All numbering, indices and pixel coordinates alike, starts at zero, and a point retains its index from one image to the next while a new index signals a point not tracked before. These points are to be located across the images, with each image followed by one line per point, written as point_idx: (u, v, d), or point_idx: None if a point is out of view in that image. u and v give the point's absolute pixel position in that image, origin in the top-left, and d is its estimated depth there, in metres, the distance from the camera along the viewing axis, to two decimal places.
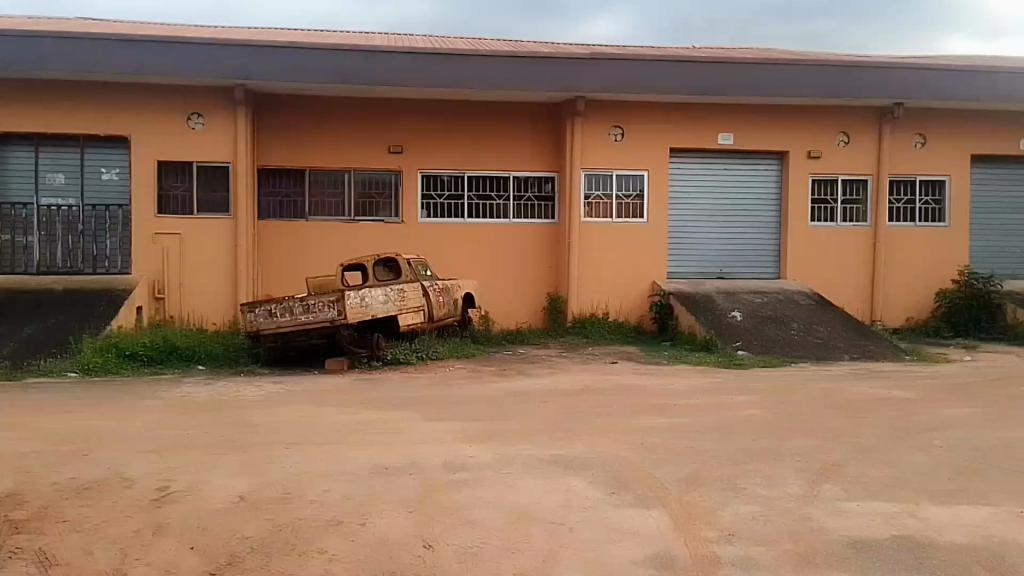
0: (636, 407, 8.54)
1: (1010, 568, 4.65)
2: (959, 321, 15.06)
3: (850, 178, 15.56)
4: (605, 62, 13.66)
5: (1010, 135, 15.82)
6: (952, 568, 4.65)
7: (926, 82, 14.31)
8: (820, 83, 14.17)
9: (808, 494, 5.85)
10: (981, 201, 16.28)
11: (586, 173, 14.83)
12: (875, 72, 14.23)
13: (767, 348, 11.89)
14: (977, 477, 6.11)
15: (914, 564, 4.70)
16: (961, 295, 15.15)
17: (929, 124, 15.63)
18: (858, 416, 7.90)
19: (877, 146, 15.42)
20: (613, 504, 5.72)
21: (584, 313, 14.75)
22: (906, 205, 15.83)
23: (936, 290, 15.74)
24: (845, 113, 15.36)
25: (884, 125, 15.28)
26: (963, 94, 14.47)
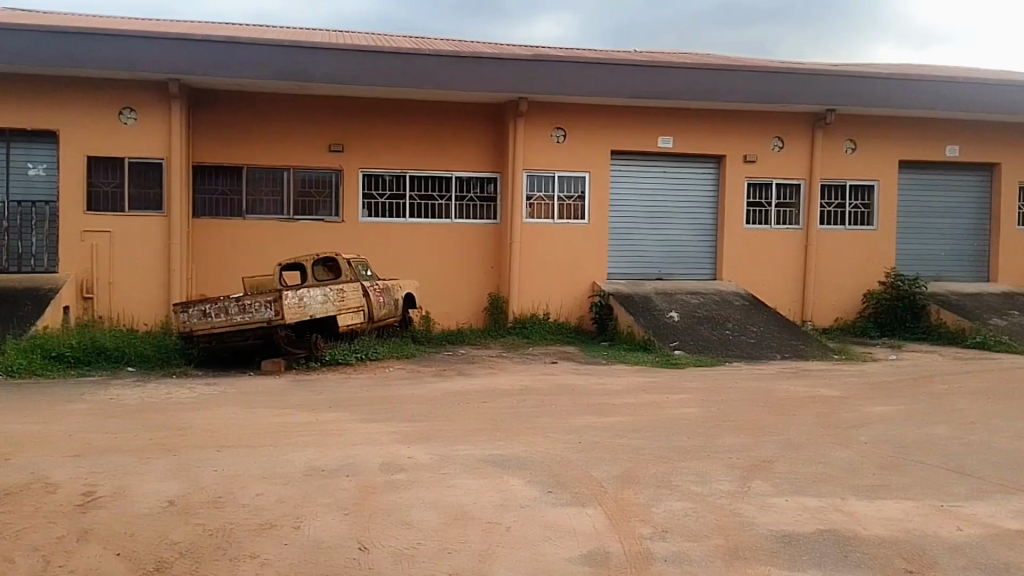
0: (572, 407, 8.60)
1: (931, 559, 4.78)
2: (885, 322, 15.44)
3: (784, 181, 15.86)
4: (546, 63, 13.72)
5: (939, 141, 16.30)
6: (876, 560, 4.77)
7: (858, 88, 14.67)
8: (757, 88, 14.43)
9: (739, 490, 5.96)
10: (911, 205, 16.74)
11: (528, 174, 14.89)
12: (811, 78, 14.54)
13: (702, 348, 12.05)
14: (900, 472, 6.28)
15: (840, 557, 4.81)
16: (888, 296, 15.53)
17: (864, 129, 16.01)
18: (788, 414, 8.06)
19: (811, 150, 15.75)
20: (548, 503, 5.77)
21: (524, 313, 14.82)
22: (840, 208, 16.19)
23: (865, 291, 16.12)
24: (783, 117, 15.66)
25: (818, 130, 15.63)
26: (896, 101, 14.86)
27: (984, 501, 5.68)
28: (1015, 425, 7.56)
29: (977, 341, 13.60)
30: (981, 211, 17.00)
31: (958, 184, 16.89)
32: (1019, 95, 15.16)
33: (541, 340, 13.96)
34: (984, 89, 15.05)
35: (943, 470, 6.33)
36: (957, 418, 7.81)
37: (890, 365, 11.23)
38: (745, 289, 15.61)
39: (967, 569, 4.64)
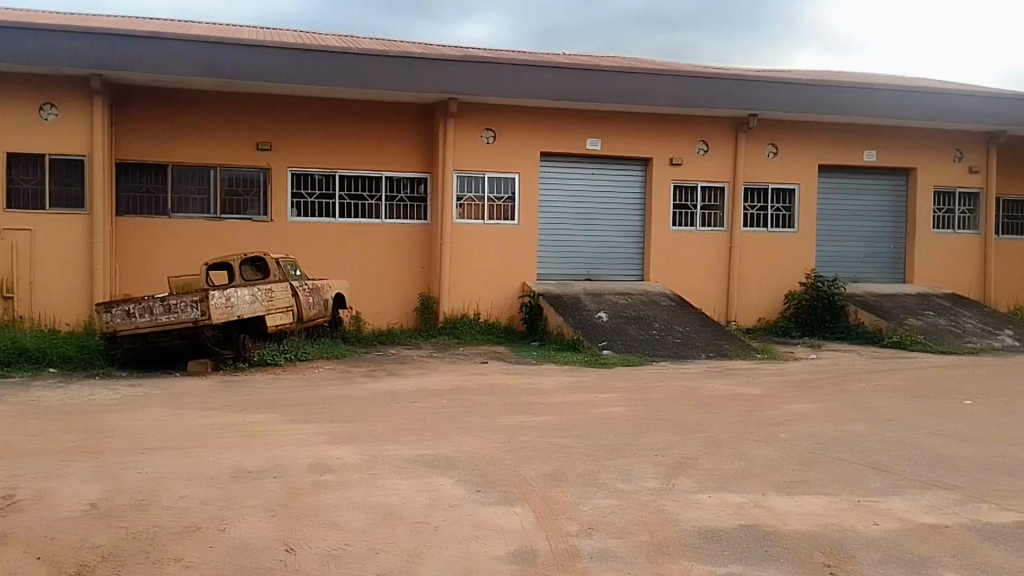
0: (502, 407, 8.64)
1: (848, 554, 4.93)
2: (806, 321, 15.84)
3: (709, 185, 16.17)
4: (476, 65, 13.75)
5: (858, 147, 16.82)
6: (794, 555, 4.90)
7: (780, 95, 15.05)
8: (682, 92, 14.71)
9: (664, 487, 6.07)
10: (831, 208, 17.22)
11: (458, 174, 14.91)
12: (736, 82, 14.85)
13: (630, 348, 12.21)
14: (817, 468, 6.45)
15: (760, 552, 4.93)
16: (809, 296, 15.94)
17: (788, 134, 16.42)
18: (712, 412, 8.23)
19: (733, 156, 16.08)
20: (476, 502, 5.79)
21: (454, 313, 14.82)
22: (763, 210, 16.56)
23: (787, 291, 16.51)
24: (709, 122, 15.97)
25: (741, 135, 15.96)
26: (817, 105, 15.27)
27: (898, 496, 5.88)
28: (926, 423, 7.83)
29: (894, 340, 14.05)
30: (897, 215, 17.58)
31: (876, 188, 17.42)
32: (934, 103, 15.70)
33: (471, 341, 13.99)
34: (901, 97, 15.56)
35: (859, 466, 6.53)
36: (872, 416, 8.07)
37: (810, 364, 11.54)
38: (673, 290, 15.88)
39: (882, 563, 4.78)
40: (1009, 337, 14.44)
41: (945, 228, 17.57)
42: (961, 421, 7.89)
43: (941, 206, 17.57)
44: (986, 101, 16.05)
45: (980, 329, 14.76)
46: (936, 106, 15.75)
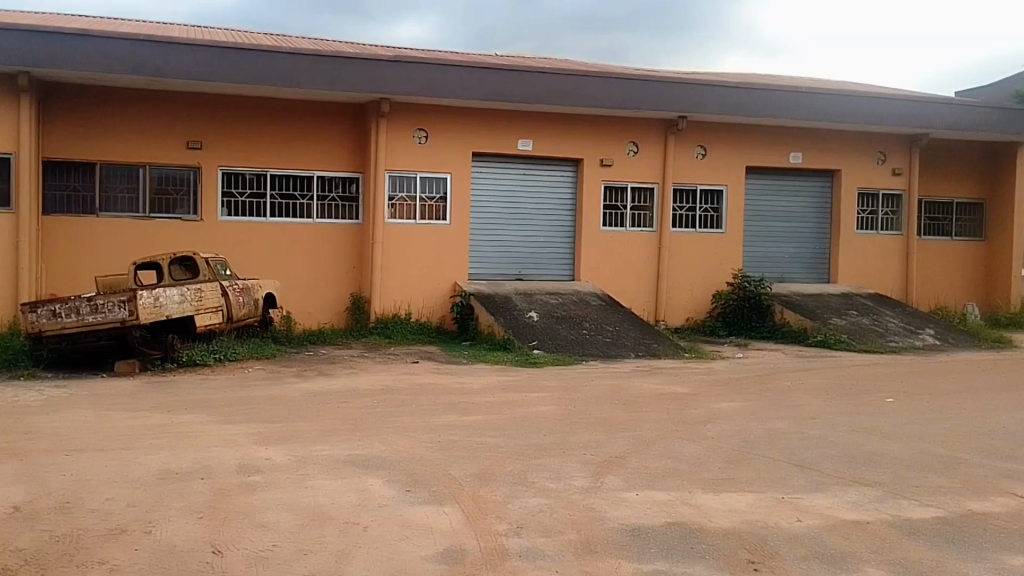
0: (434, 407, 8.62)
1: (771, 549, 4.80)
2: (733, 321, 16.08)
3: (639, 185, 16.35)
4: (411, 65, 13.74)
5: (784, 149, 17.16)
6: (718, 551, 4.78)
7: (707, 99, 15.35)
8: (615, 95, 14.90)
9: (593, 485, 6.08)
10: (757, 210, 17.58)
11: (390, 174, 14.86)
12: (667, 86, 15.09)
13: (560, 347, 12.27)
14: (741, 464, 6.53)
15: (685, 550, 4.82)
16: (736, 296, 16.19)
17: (718, 137, 16.70)
18: (640, 410, 8.32)
19: (662, 157, 16.28)
20: (405, 502, 5.76)
21: (386, 313, 14.77)
22: (691, 211, 16.80)
23: (714, 291, 16.76)
24: (640, 124, 16.14)
25: (670, 137, 16.16)
26: (745, 109, 15.61)
27: (822, 492, 5.81)
28: (847, 420, 8.00)
29: (819, 339, 14.35)
30: (822, 216, 17.98)
31: (802, 190, 17.80)
32: (857, 107, 16.16)
33: (403, 341, 13.93)
34: (827, 101, 15.94)
35: (781, 461, 6.61)
36: (796, 414, 8.21)
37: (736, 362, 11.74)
38: (604, 290, 16.02)
39: (804, 558, 4.65)
40: (930, 336, 14.87)
41: (869, 229, 17.98)
42: (881, 418, 8.05)
43: (867, 207, 17.97)
44: (907, 106, 16.55)
45: (902, 329, 15.13)
46: (860, 111, 16.21)
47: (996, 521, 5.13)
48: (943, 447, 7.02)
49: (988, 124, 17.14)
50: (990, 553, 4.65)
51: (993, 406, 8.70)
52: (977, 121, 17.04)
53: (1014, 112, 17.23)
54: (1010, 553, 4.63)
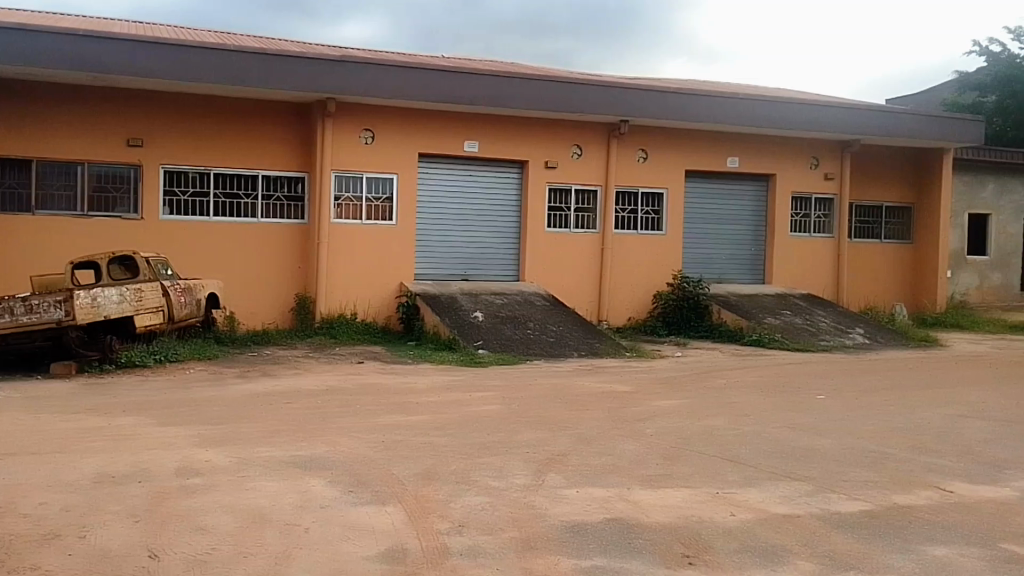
0: (378, 407, 8.64)
1: (706, 543, 4.90)
2: (672, 321, 16.37)
3: (582, 188, 16.54)
4: (356, 65, 13.72)
5: (722, 153, 17.53)
6: (653, 546, 4.88)
7: (648, 103, 15.63)
8: (558, 98, 15.08)
9: (535, 483, 6.16)
10: (696, 212, 17.92)
11: (336, 174, 14.80)
12: (608, 90, 15.34)
13: (504, 347, 12.36)
14: (679, 461, 6.68)
15: (623, 545, 4.90)
16: (676, 296, 16.48)
17: (658, 141, 16.99)
18: (582, 409, 8.45)
19: (604, 159, 16.51)
20: (348, 502, 5.76)
21: (331, 313, 14.71)
22: (633, 213, 17.05)
23: (655, 291, 17.03)
24: (582, 127, 16.34)
25: (612, 141, 16.41)
26: (685, 114, 15.95)
27: (755, 487, 5.99)
28: (781, 417, 8.23)
29: (754, 338, 14.71)
30: (759, 219, 18.38)
31: (739, 194, 18.19)
32: (791, 113, 16.59)
33: (348, 341, 13.90)
34: (763, 107, 16.38)
35: (718, 458, 6.77)
36: (732, 411, 8.42)
37: (675, 361, 11.96)
38: (548, 290, 16.18)
39: (738, 552, 4.75)
40: (860, 336, 15.32)
41: (803, 231, 18.47)
42: (814, 415, 8.31)
43: (801, 211, 18.45)
44: (839, 111, 16.99)
45: (833, 328, 15.57)
46: (794, 116, 16.64)
47: (920, 514, 5.33)
48: (872, 442, 7.28)
49: (915, 131, 17.74)
50: (913, 544, 4.80)
51: (919, 403, 9.03)
52: (905, 128, 17.62)
53: (939, 119, 17.85)
54: (931, 544, 4.80)
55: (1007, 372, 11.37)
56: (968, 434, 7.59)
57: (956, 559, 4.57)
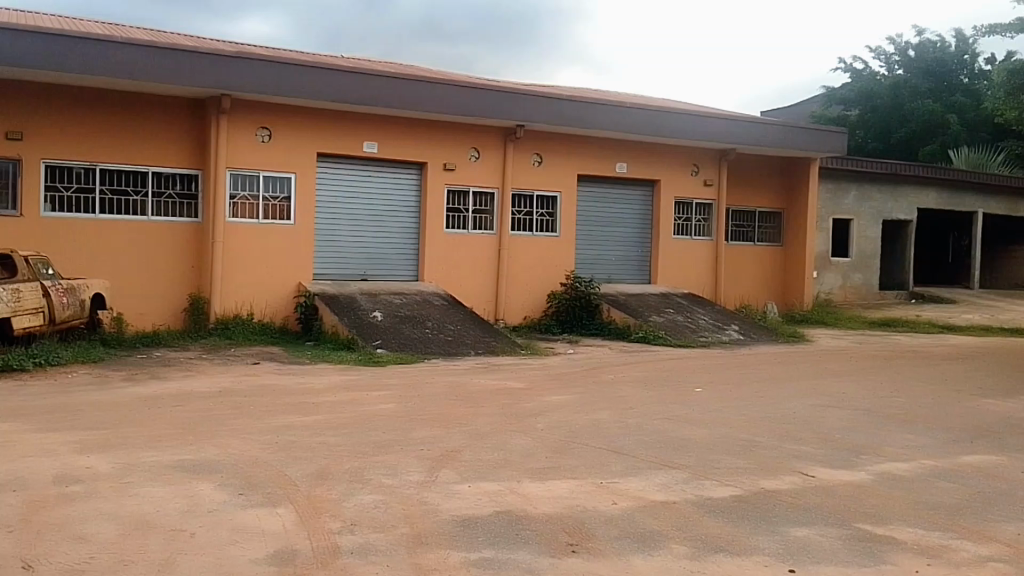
0: (272, 407, 8.60)
1: (589, 532, 5.10)
2: (565, 320, 16.70)
3: (480, 189, 16.75)
4: (251, 62, 13.56)
5: (614, 158, 18.04)
6: (541, 537, 5.02)
7: (542, 107, 16.01)
8: (454, 101, 15.31)
9: (427, 479, 6.25)
10: (587, 215, 18.31)
11: (232, 172, 14.54)
12: (505, 95, 15.64)
13: (403, 345, 12.45)
14: (568, 454, 6.88)
15: (509, 537, 5.04)
16: (570, 296, 16.84)
17: (552, 145, 17.33)
18: (475, 406, 8.61)
19: (502, 162, 16.77)
20: (235, 507, 5.66)
21: (226, 313, 14.45)
22: (529, 215, 17.34)
23: (550, 291, 17.35)
24: (479, 131, 16.54)
25: (509, 144, 16.69)
26: (577, 122, 16.45)
27: (637, 476, 6.24)
28: (663, 409, 8.58)
29: (641, 335, 15.19)
30: (647, 222, 18.96)
31: (627, 198, 18.69)
32: (672, 122, 17.32)
33: (243, 341, 13.69)
34: (648, 115, 17.04)
35: (604, 450, 7.00)
36: (618, 405, 8.72)
37: (567, 358, 12.32)
38: (446, 291, 16.28)
39: (620, 540, 4.95)
40: (735, 332, 15.98)
41: (684, 234, 19.17)
42: (693, 407, 8.68)
43: (684, 215, 19.17)
44: (718, 123, 17.86)
45: (712, 325, 16.21)
46: (676, 126, 17.33)
47: (784, 497, 5.69)
48: (744, 431, 7.67)
49: (784, 141, 18.70)
50: (780, 527, 5.10)
51: (786, 394, 9.56)
52: (774, 138, 18.53)
53: (807, 129, 18.84)
54: (795, 526, 5.12)
55: (863, 364, 12.17)
56: (828, 422, 8.09)
57: (817, 539, 4.90)
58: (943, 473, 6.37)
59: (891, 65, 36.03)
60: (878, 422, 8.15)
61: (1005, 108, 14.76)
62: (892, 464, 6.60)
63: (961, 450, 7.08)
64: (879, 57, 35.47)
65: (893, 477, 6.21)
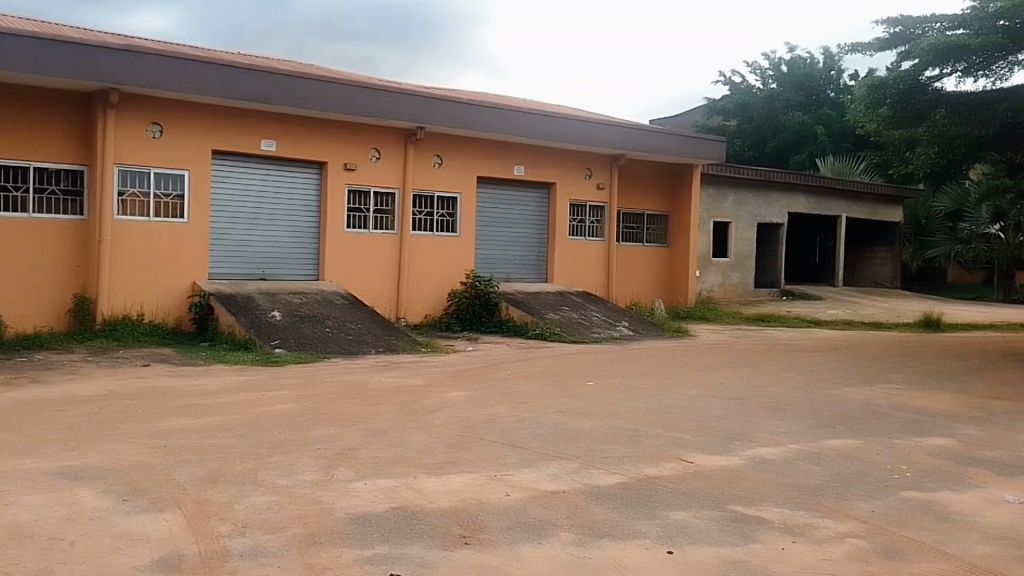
0: (163, 410, 8.45)
1: (482, 524, 5.26)
2: (465, 318, 16.89)
3: (381, 190, 16.77)
4: (142, 56, 13.22)
5: (512, 160, 18.32)
6: (434, 532, 5.14)
7: (440, 110, 16.18)
8: (353, 101, 15.30)
9: (323, 478, 6.30)
10: (486, 216, 18.49)
11: (121, 169, 14.12)
12: (403, 97, 15.73)
13: (301, 345, 12.38)
14: (464, 449, 7.04)
15: (401, 533, 5.14)
16: (469, 294, 17.03)
17: (450, 146, 17.46)
18: (373, 405, 8.67)
19: (403, 163, 16.82)
20: (121, 512, 5.55)
21: (114, 314, 14.03)
22: (429, 215, 17.43)
23: (450, 291, 17.49)
24: (378, 131, 16.55)
25: (410, 145, 16.77)
26: (475, 125, 16.69)
27: (529, 468, 6.46)
28: (556, 403, 8.84)
29: (537, 332, 15.50)
30: (543, 223, 19.30)
31: (524, 199, 18.98)
32: (568, 128, 17.80)
33: (133, 343, 13.33)
34: (544, 120, 17.48)
35: (499, 444, 7.20)
36: (514, 400, 8.93)
37: (464, 355, 12.51)
38: (346, 290, 16.22)
39: (511, 530, 5.13)
40: (626, 328, 16.47)
41: (578, 235, 19.64)
42: (585, 400, 8.99)
43: (578, 216, 19.64)
44: (612, 130, 18.46)
45: (604, 321, 16.67)
46: (570, 131, 17.84)
47: (666, 483, 5.99)
48: (630, 422, 8.00)
49: (672, 149, 19.45)
50: (659, 511, 5.39)
51: (669, 386, 9.99)
52: (664, 145, 19.26)
53: (693, 139, 19.67)
54: (673, 510, 5.42)
55: (741, 357, 12.78)
56: (708, 411, 8.51)
57: (693, 522, 5.20)
58: (809, 456, 6.82)
59: (766, 79, 37.81)
60: (751, 410, 8.63)
61: (866, 123, 14.59)
62: (763, 449, 7.01)
63: (825, 434, 7.59)
64: (756, 72, 37.13)
65: (763, 462, 6.61)
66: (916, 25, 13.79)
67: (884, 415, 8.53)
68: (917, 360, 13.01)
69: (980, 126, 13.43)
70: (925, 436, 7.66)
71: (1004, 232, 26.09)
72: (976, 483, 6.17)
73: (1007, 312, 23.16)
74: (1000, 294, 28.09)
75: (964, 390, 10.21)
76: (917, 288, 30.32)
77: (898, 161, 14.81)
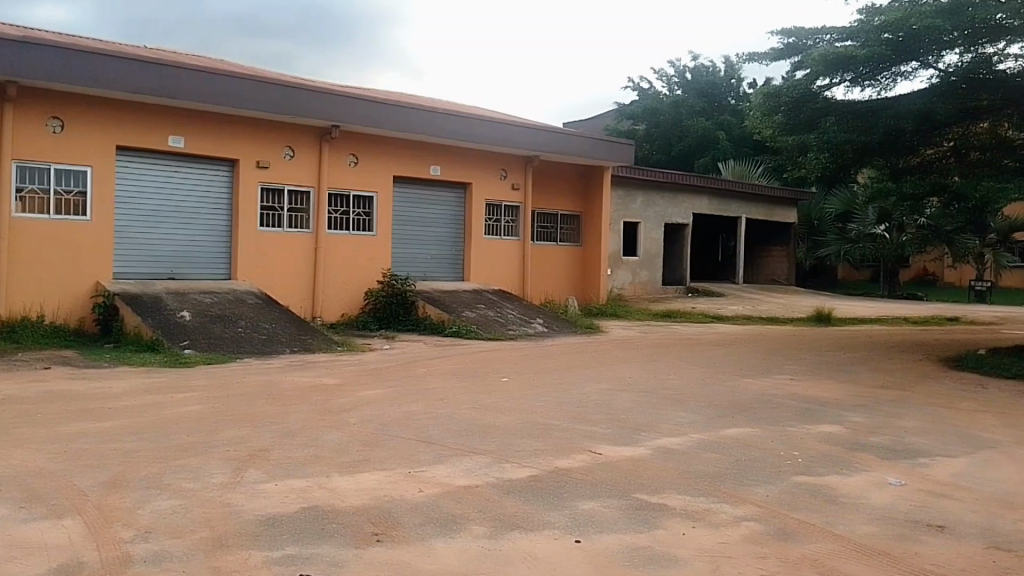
0: (65, 414, 8.22)
1: (393, 521, 5.32)
2: (381, 316, 16.83)
3: (294, 188, 16.61)
4: (42, 48, 12.79)
5: (427, 159, 18.34)
6: (345, 530, 5.17)
7: (354, 108, 16.09)
8: (265, 98, 15.10)
9: (232, 480, 6.25)
10: (403, 215, 18.45)
11: (19, 165, 13.61)
12: (316, 95, 15.61)
13: (213, 345, 12.16)
14: (377, 446, 7.08)
15: (311, 533, 5.15)
16: (386, 293, 16.97)
17: (365, 145, 17.38)
18: (285, 405, 8.61)
19: (317, 161, 16.69)
20: (18, 521, 5.39)
21: (12, 315, 13.52)
22: (345, 215, 17.32)
23: (366, 290, 17.40)
24: (291, 129, 16.37)
25: (324, 143, 16.65)
26: (389, 123, 16.64)
27: (443, 463, 6.53)
28: (469, 399, 8.94)
29: (453, 330, 15.55)
30: (459, 222, 19.37)
31: (440, 199, 19.01)
32: (483, 129, 17.92)
33: (32, 345, 12.86)
34: (458, 121, 17.57)
35: (412, 440, 7.25)
36: (428, 397, 8.99)
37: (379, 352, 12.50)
38: (260, 289, 15.99)
39: (422, 526, 5.20)
40: (540, 326, 16.67)
41: (494, 234, 19.79)
42: (496, 396, 9.11)
43: (493, 216, 19.79)
44: (525, 131, 18.69)
45: (519, 319, 16.84)
46: (485, 132, 17.97)
47: (574, 475, 6.14)
48: (541, 416, 8.15)
49: (584, 150, 19.80)
50: (568, 503, 5.53)
51: (579, 380, 10.19)
52: (576, 147, 19.58)
53: (604, 141, 20.04)
54: (581, 501, 5.57)
55: (647, 351, 13.13)
56: (615, 404, 8.73)
57: (599, 511, 5.36)
58: (710, 445, 7.08)
59: (672, 86, 38.69)
60: (656, 402, 8.88)
61: (762, 129, 15.19)
62: (668, 439, 7.25)
63: (726, 424, 7.89)
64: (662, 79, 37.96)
65: (668, 452, 6.83)
66: (807, 36, 14.35)
67: (780, 405, 8.90)
68: (813, 353, 13.57)
69: (865, 133, 13.99)
70: (817, 424, 8.03)
71: (889, 232, 27.07)
72: (863, 467, 6.53)
73: (900, 307, 24.28)
74: (885, 290, 29.30)
75: (855, 380, 10.72)
76: (812, 285, 31.40)
77: (791, 166, 15.48)
